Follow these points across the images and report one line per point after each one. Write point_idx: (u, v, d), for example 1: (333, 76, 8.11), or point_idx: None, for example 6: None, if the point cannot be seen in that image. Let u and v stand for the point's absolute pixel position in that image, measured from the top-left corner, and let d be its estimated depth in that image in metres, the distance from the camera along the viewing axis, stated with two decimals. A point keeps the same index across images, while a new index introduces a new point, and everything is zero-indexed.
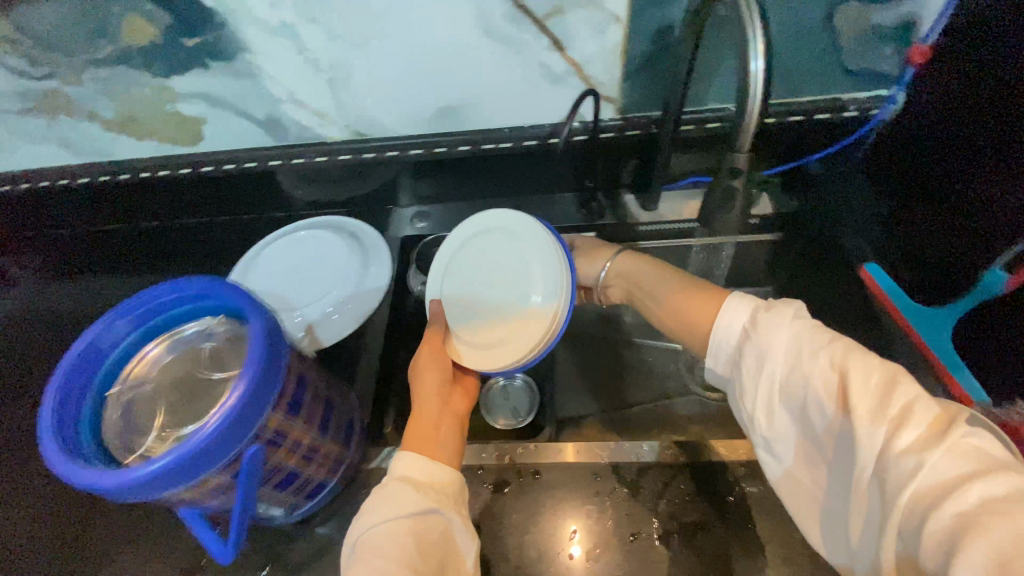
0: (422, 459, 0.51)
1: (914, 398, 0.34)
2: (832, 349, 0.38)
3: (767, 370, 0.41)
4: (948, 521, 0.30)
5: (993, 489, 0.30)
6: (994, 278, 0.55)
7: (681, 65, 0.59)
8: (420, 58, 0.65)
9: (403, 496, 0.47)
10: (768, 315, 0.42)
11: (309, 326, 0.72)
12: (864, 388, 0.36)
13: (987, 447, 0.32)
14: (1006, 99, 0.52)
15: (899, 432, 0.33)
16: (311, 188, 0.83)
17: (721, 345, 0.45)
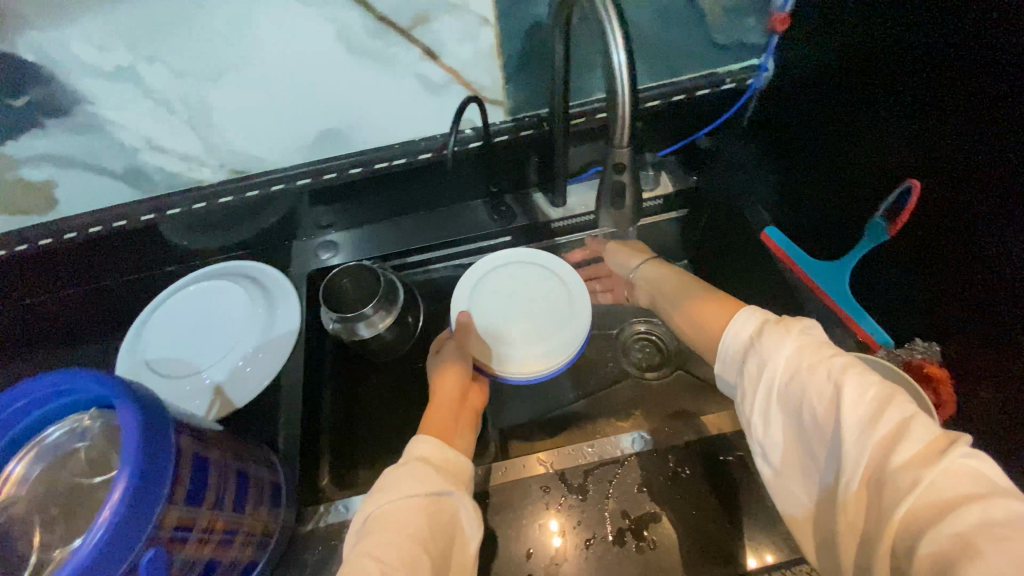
0: (439, 443, 0.54)
1: (911, 415, 0.36)
2: (830, 363, 0.41)
3: (767, 377, 0.44)
4: (944, 542, 0.31)
5: (992, 512, 0.31)
6: (877, 229, 0.58)
7: (557, 61, 0.58)
8: (286, 85, 0.60)
9: (427, 475, 0.50)
10: (775, 328, 0.46)
11: (218, 388, 0.67)
12: (859, 401, 0.38)
13: (987, 471, 0.33)
14: (868, 67, 0.56)
15: (895, 448, 0.35)
16: (200, 237, 0.76)
17: (728, 350, 0.49)
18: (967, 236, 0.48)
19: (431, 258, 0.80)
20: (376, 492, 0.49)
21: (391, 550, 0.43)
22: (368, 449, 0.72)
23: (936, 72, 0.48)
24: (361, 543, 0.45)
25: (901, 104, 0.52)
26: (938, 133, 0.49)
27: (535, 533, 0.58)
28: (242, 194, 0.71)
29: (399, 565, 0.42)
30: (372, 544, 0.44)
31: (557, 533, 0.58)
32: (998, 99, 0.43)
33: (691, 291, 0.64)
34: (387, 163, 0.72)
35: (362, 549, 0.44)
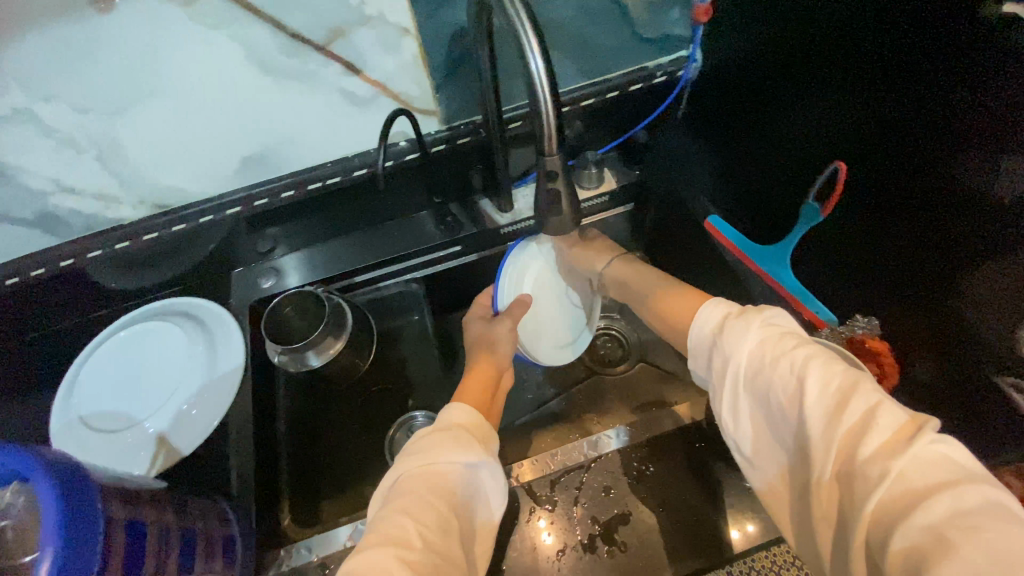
0: (473, 421, 0.58)
1: (876, 402, 0.36)
2: (793, 353, 0.41)
3: (733, 371, 0.44)
4: (915, 535, 0.31)
5: (960, 500, 0.31)
6: (810, 211, 0.60)
7: (483, 67, 0.57)
8: (202, 112, 0.57)
9: (460, 440, 0.54)
10: (738, 322, 0.46)
11: (162, 438, 0.63)
12: (824, 392, 0.38)
13: (954, 455, 0.33)
14: (791, 54, 0.57)
15: (863, 439, 0.35)
16: (129, 278, 0.71)
17: (698, 345, 0.50)
18: (899, 215, 0.50)
19: (378, 274, 0.76)
20: (415, 457, 0.52)
21: (427, 512, 0.46)
22: (331, 481, 0.69)
23: (858, 56, 0.49)
24: (397, 501, 0.47)
25: (829, 89, 0.54)
26: (865, 116, 0.51)
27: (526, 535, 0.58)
28: (168, 230, 0.66)
29: (433, 527, 0.45)
30: (410, 504, 0.47)
31: (546, 528, 0.58)
32: (917, 79, 0.44)
33: (659, 286, 0.64)
34: (320, 182, 0.68)
35: (398, 508, 0.46)
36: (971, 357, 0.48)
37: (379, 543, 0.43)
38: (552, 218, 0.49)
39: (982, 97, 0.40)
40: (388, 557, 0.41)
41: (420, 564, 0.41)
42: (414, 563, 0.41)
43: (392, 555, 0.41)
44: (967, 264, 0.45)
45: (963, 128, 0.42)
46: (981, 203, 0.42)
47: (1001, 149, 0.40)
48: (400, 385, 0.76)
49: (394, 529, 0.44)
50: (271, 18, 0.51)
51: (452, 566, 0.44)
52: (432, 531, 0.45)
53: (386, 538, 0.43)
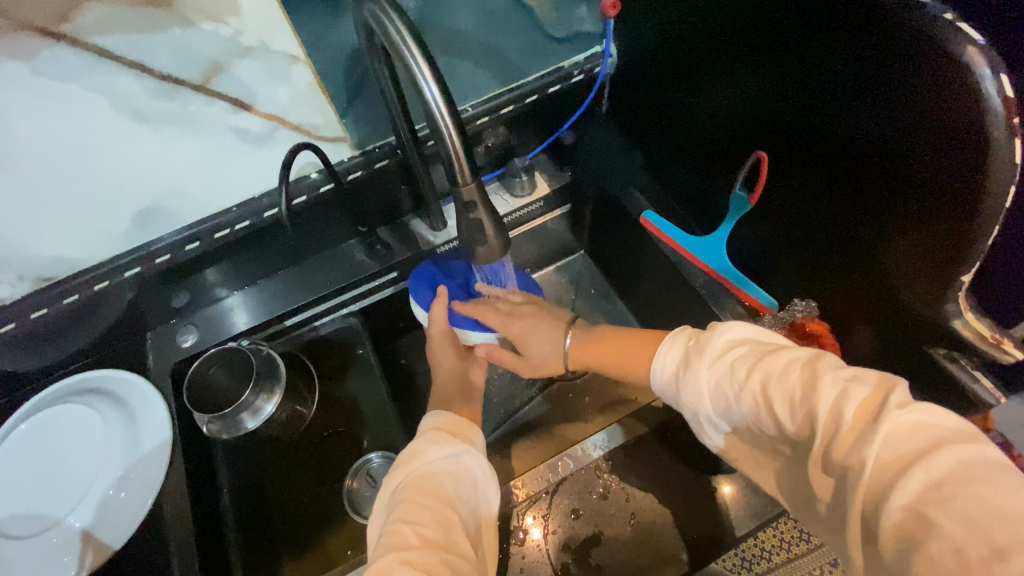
0: (452, 418, 0.56)
1: (840, 391, 0.35)
2: (748, 385, 0.40)
3: (706, 403, 0.43)
4: (899, 517, 0.30)
5: (935, 469, 0.30)
6: (739, 200, 0.60)
7: (388, 92, 0.52)
8: (70, 174, 0.50)
9: (444, 440, 0.52)
10: (687, 377, 0.45)
11: (89, 533, 0.56)
12: (792, 398, 0.37)
13: (926, 418, 0.32)
14: (699, 43, 0.56)
15: (838, 433, 0.34)
16: (17, 363, 0.61)
17: (659, 379, 0.48)
18: (825, 206, 0.50)
19: (313, 313, 0.71)
20: (400, 470, 0.50)
21: (425, 514, 0.45)
22: (289, 544, 0.65)
23: (768, 52, 0.49)
24: (395, 512, 0.46)
25: (744, 84, 0.53)
26: (781, 110, 0.50)
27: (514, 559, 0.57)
28: (58, 304, 0.58)
29: (434, 526, 0.44)
30: (406, 510, 0.45)
31: (533, 523, 0.58)
32: (825, 73, 0.44)
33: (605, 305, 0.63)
34: (228, 229, 0.62)
35: (398, 518, 0.45)
36: (910, 335, 0.48)
37: (383, 555, 0.42)
38: (480, 248, 0.46)
39: (889, 86, 0.39)
40: (393, 564, 0.40)
41: (426, 563, 0.41)
42: (420, 563, 0.41)
43: (397, 562, 0.41)
44: (891, 249, 0.46)
45: (873, 119, 0.42)
46: (901, 190, 0.42)
47: (910, 138, 0.39)
48: (352, 425, 0.71)
49: (396, 538, 0.43)
50: (132, 61, 0.46)
51: (462, 558, 0.43)
52: (433, 529, 0.44)
53: (389, 546, 0.42)
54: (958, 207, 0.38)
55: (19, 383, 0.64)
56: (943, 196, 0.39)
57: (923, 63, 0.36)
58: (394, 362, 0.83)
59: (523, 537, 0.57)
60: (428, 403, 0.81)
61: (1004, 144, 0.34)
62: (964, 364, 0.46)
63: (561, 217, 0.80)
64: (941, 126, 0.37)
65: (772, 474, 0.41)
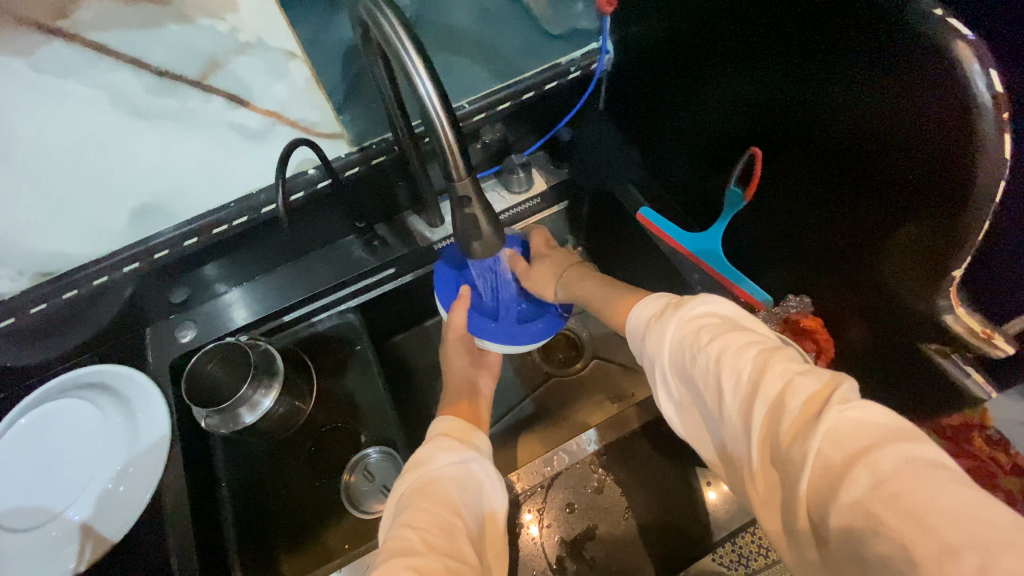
0: (464, 427, 0.57)
1: (787, 380, 0.36)
2: (703, 353, 0.41)
3: (661, 365, 0.45)
4: (846, 515, 0.30)
5: (878, 469, 0.30)
6: (734, 196, 0.60)
7: (384, 89, 0.53)
8: (68, 169, 0.51)
9: (453, 447, 0.54)
10: (658, 326, 0.46)
11: (88, 526, 0.57)
12: (738, 378, 0.38)
13: (870, 418, 0.32)
14: (693, 40, 0.57)
15: (779, 422, 0.35)
16: (19, 357, 0.62)
17: (635, 337, 0.50)
18: (811, 192, 0.51)
19: (311, 309, 0.71)
20: (408, 476, 0.51)
21: (429, 519, 0.45)
22: (286, 539, 0.65)
23: (758, 42, 0.49)
24: (401, 516, 0.47)
25: (737, 78, 0.53)
26: (771, 102, 0.51)
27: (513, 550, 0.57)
28: (57, 298, 0.59)
29: (438, 533, 0.44)
30: (411, 515, 0.46)
31: (532, 519, 0.58)
32: (812, 61, 0.44)
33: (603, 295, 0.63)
34: (226, 226, 0.62)
35: (403, 523, 0.45)
36: (898, 326, 0.49)
37: (387, 559, 0.42)
38: (475, 243, 0.47)
39: (875, 80, 0.40)
40: (398, 567, 0.41)
41: (432, 568, 0.41)
42: (425, 567, 0.41)
43: (402, 565, 0.41)
44: (880, 240, 0.46)
45: (859, 110, 0.42)
46: (883, 178, 0.43)
47: (894, 130, 0.40)
48: (350, 420, 0.71)
49: (400, 542, 0.43)
50: (128, 57, 0.46)
51: (466, 565, 0.43)
52: (437, 536, 0.44)
53: (393, 551, 0.43)
54: (939, 202, 0.39)
55: (21, 378, 0.64)
56: (926, 189, 0.40)
57: (908, 53, 0.37)
58: (394, 357, 0.84)
59: (520, 531, 0.58)
60: (426, 397, 0.82)
61: (994, 140, 0.35)
62: (958, 360, 0.46)
63: (558, 214, 0.80)
64: (921, 122, 0.38)
65: (707, 457, 0.42)
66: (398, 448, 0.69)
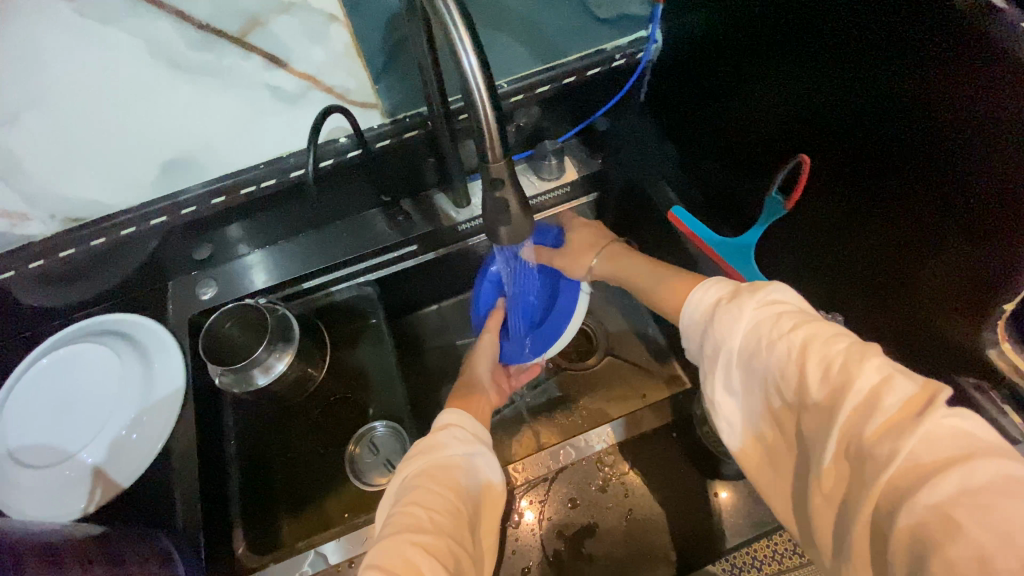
0: (468, 416, 0.56)
1: (884, 377, 0.33)
2: (786, 339, 0.38)
3: (726, 354, 0.42)
4: (919, 514, 0.29)
5: (972, 476, 0.29)
6: (775, 205, 0.57)
7: (423, 61, 0.51)
8: (104, 113, 0.50)
9: (460, 438, 0.53)
10: (729, 308, 0.43)
11: (100, 470, 0.58)
12: (825, 372, 0.36)
13: (973, 429, 0.31)
14: (744, 35, 0.55)
15: (869, 418, 0.32)
16: (51, 299, 0.64)
17: (690, 323, 0.47)
18: (860, 208, 0.48)
19: (329, 279, 0.71)
20: (418, 457, 0.50)
21: (436, 501, 0.45)
22: (288, 504, 0.66)
23: (814, 44, 0.47)
24: (407, 495, 0.47)
25: (791, 75, 0.51)
26: (829, 105, 0.48)
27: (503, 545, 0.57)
28: (85, 244, 0.59)
29: (445, 514, 0.45)
30: (418, 493, 0.46)
31: (527, 506, 0.58)
32: (873, 69, 0.42)
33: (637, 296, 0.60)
34: (254, 186, 0.61)
35: (409, 501, 0.46)
36: (938, 355, 0.46)
37: (393, 534, 0.43)
38: (503, 228, 0.45)
39: (946, 96, 0.37)
40: (404, 543, 0.41)
41: (437, 549, 0.42)
42: (431, 548, 0.41)
43: (408, 542, 0.41)
44: (925, 264, 0.44)
45: (925, 123, 0.40)
46: (943, 201, 0.40)
47: (968, 145, 0.37)
48: (359, 392, 0.71)
49: (407, 518, 0.44)
50: (171, 8, 0.46)
51: (466, 551, 0.44)
52: (443, 517, 0.44)
53: (399, 526, 0.43)
54: (1002, 231, 0.37)
55: (44, 319, 0.66)
56: (992, 214, 0.37)
57: (985, 69, 0.35)
58: (406, 334, 0.84)
59: (517, 520, 0.58)
60: (435, 376, 0.82)
61: None
62: (991, 395, 0.43)
63: (585, 205, 0.79)
64: (1000, 140, 0.35)
65: (771, 449, 0.41)
66: (405, 425, 0.69)
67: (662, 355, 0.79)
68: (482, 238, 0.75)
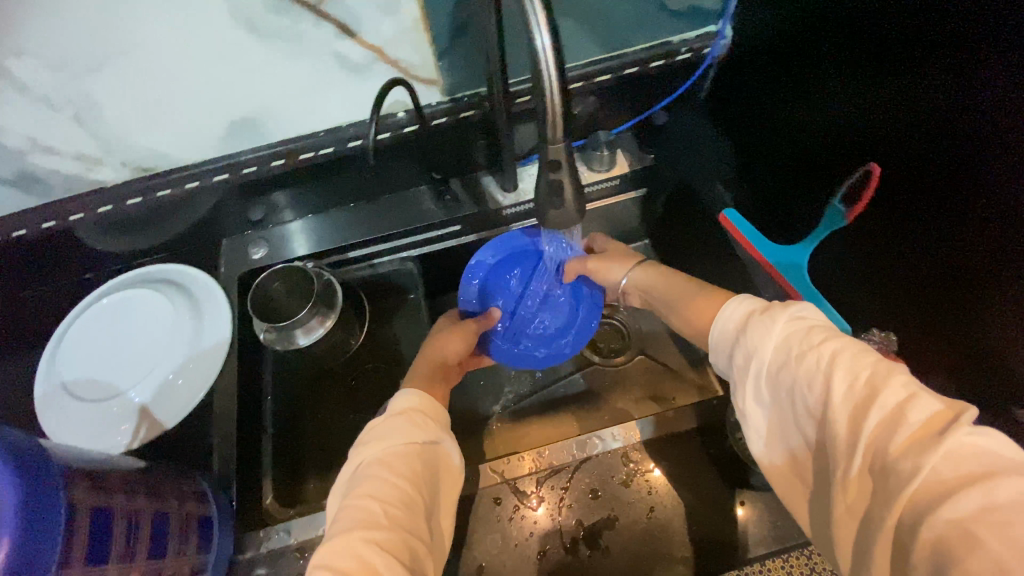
0: (428, 401, 0.55)
1: (909, 394, 0.32)
2: (811, 352, 0.37)
3: (754, 368, 0.40)
4: (939, 528, 0.28)
5: (994, 494, 0.27)
6: (836, 214, 0.55)
7: (489, 39, 0.51)
8: (181, 70, 0.53)
9: (414, 426, 0.51)
10: (760, 318, 0.42)
11: (146, 408, 0.62)
12: (849, 386, 0.34)
13: (997, 447, 0.29)
14: (809, 39, 0.54)
15: (892, 433, 0.31)
16: (121, 244, 0.69)
17: (718, 337, 0.45)
18: (916, 221, 0.47)
19: (374, 251, 0.72)
20: (374, 444, 0.49)
21: (392, 494, 0.44)
22: (315, 462, 0.68)
23: (878, 50, 0.46)
24: (360, 487, 0.45)
25: (862, 88, 0.49)
26: (900, 118, 0.46)
27: (518, 527, 0.58)
28: (151, 194, 0.63)
29: (399, 506, 0.44)
30: (373, 485, 0.45)
31: (539, 503, 0.59)
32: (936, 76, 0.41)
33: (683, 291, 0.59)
34: (312, 153, 0.65)
35: (362, 493, 0.44)
36: (998, 387, 0.44)
37: (346, 530, 0.42)
38: (554, 212, 0.45)
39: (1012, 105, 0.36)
40: (358, 542, 0.40)
41: (393, 545, 0.41)
42: (386, 544, 0.41)
43: (362, 540, 0.40)
44: (981, 282, 0.42)
45: (989, 133, 0.38)
46: (1003, 215, 0.39)
47: None
48: (392, 364, 0.72)
49: (361, 512, 0.43)
50: None
51: (423, 542, 0.44)
52: (398, 509, 0.44)
53: (353, 522, 0.42)
54: None
55: (112, 261, 0.71)
56: None
57: None
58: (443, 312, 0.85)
59: (528, 513, 0.58)
60: None
61: None
62: None
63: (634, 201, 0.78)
64: None
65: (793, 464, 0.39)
66: None
67: (699, 360, 0.78)
68: (531, 223, 0.75)
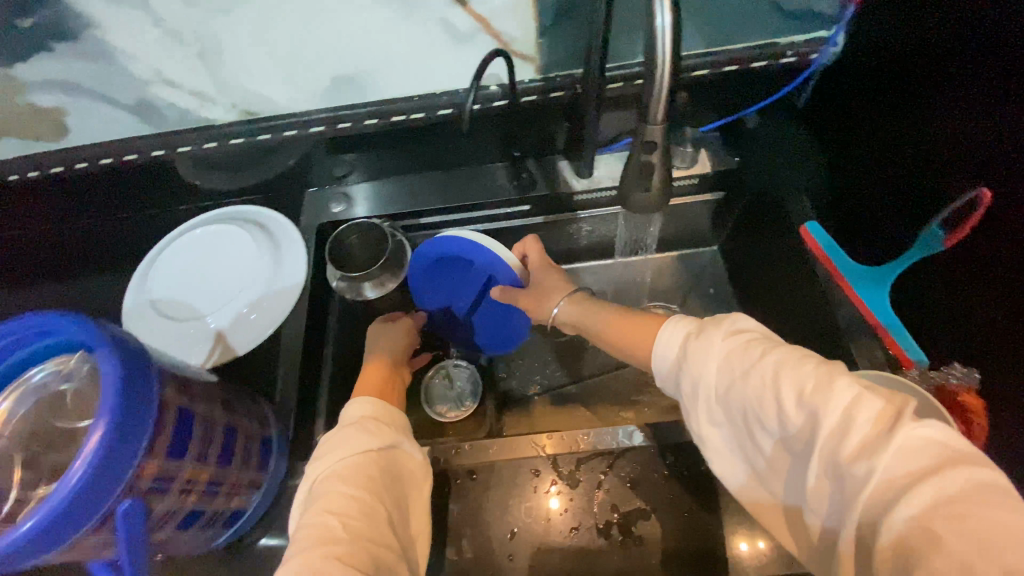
0: (379, 407, 0.56)
1: (854, 395, 0.31)
2: (756, 372, 0.36)
3: (704, 394, 0.40)
4: (898, 528, 0.27)
5: (945, 484, 0.26)
6: (933, 236, 0.52)
7: (597, 20, 0.51)
8: (297, 22, 0.56)
9: (361, 436, 0.52)
10: (698, 343, 0.41)
11: (221, 334, 0.66)
12: (796, 400, 0.33)
13: (939, 435, 0.28)
14: (918, 54, 0.52)
15: (841, 442, 0.30)
16: (218, 180, 0.74)
17: (660, 365, 0.44)
18: (1006, 251, 0.44)
19: (445, 220, 0.74)
20: (323, 461, 0.50)
21: (349, 506, 0.45)
22: None
23: (987, 66, 0.44)
24: (317, 504, 0.46)
25: (968, 109, 0.46)
26: (1011, 140, 0.43)
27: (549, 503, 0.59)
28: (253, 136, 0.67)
29: (356, 516, 0.45)
30: (331, 501, 0.46)
31: (555, 494, 0.59)
32: None
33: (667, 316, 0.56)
34: (404, 117, 0.67)
35: (321, 510, 0.45)
36: None
37: (306, 546, 0.42)
38: (639, 194, 0.46)
39: None
40: (317, 558, 0.40)
41: (355, 557, 0.41)
42: (347, 556, 0.41)
43: (322, 554, 0.41)
44: None
45: None
46: None
47: None
48: None
49: (320, 530, 0.43)
50: None
51: (390, 548, 0.45)
52: (357, 519, 0.45)
53: (312, 539, 0.43)
54: None
55: (207, 194, 0.76)
56: None
57: None
58: None
59: (545, 504, 0.59)
60: None
61: None
62: None
63: (710, 202, 0.76)
64: None
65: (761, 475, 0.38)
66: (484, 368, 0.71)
67: None
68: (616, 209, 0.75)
